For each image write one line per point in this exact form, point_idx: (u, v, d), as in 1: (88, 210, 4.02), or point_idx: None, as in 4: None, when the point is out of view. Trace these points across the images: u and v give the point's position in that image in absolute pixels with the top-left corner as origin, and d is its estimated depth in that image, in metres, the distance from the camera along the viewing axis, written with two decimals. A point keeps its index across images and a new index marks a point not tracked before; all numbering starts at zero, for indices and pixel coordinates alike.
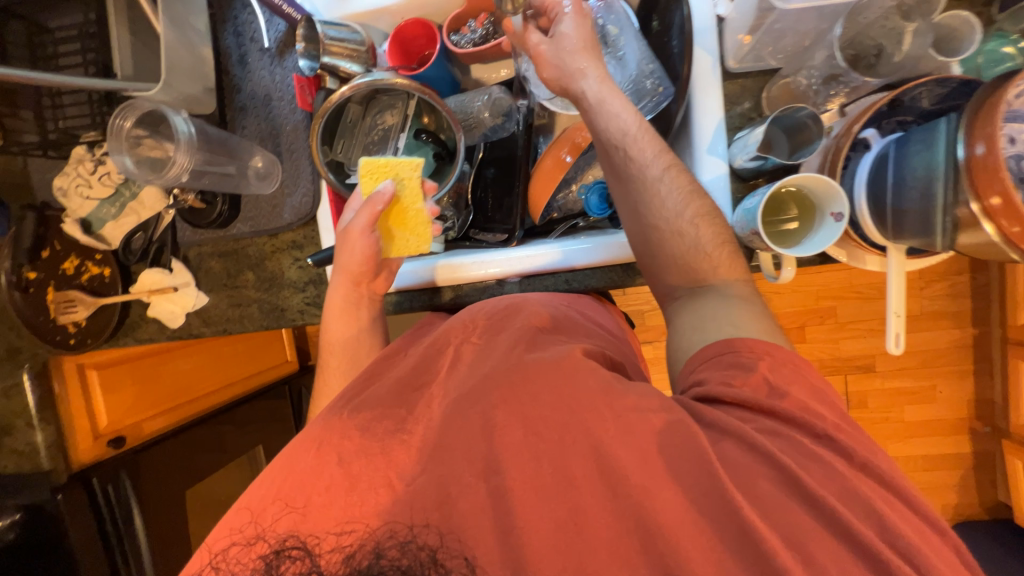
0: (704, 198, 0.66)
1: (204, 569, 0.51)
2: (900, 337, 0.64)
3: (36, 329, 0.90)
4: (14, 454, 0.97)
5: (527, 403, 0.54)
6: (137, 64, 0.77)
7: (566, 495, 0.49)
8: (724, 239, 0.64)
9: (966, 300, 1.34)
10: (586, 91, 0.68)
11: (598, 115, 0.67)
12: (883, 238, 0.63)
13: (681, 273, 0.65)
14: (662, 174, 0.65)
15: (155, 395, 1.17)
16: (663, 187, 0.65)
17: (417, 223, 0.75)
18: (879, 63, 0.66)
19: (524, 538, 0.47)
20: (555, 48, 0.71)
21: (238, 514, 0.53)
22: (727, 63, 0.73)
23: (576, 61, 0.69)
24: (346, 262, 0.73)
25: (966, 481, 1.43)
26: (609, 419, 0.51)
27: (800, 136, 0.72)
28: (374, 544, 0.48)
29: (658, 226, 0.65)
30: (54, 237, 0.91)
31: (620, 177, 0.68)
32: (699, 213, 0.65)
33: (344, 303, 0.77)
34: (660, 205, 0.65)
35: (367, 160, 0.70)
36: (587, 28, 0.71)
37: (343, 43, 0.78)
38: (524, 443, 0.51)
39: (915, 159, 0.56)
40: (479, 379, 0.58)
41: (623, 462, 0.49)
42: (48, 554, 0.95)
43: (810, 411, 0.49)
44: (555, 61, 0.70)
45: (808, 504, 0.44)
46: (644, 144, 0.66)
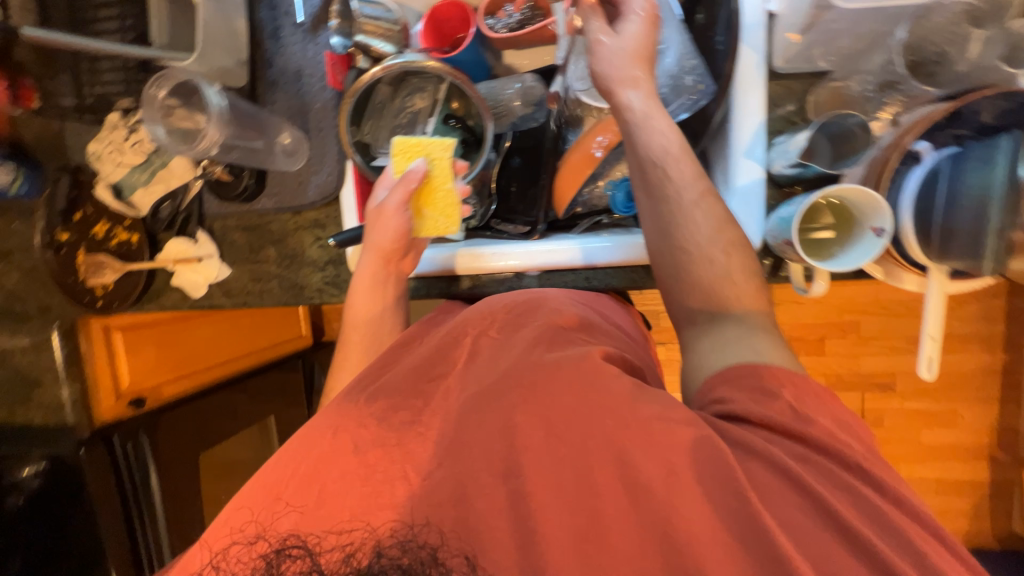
0: (739, 228, 0.62)
1: (204, 568, 0.53)
2: (933, 363, 0.62)
3: (69, 290, 0.93)
4: (42, 408, 1.01)
5: (548, 406, 0.53)
6: (174, 32, 0.77)
7: (588, 504, 0.49)
8: (754, 275, 0.61)
9: (1000, 324, 1.28)
10: (635, 101, 0.66)
11: (643, 126, 0.65)
12: (927, 259, 0.61)
13: (704, 300, 0.60)
14: (698, 196, 0.62)
15: (175, 359, 1.20)
16: (698, 210, 0.62)
17: (445, 204, 0.75)
18: (940, 71, 0.63)
19: (544, 544, 0.49)
20: (615, 50, 0.67)
21: (238, 513, 0.55)
22: (773, 62, 0.71)
23: (633, 68, 0.66)
24: (375, 242, 0.74)
25: (980, 509, 1.38)
26: (632, 428, 0.50)
27: (847, 145, 0.69)
28: (374, 542, 0.51)
29: (688, 248, 0.61)
30: (86, 201, 0.93)
31: (653, 191, 0.64)
32: (732, 242, 0.61)
33: (373, 281, 0.77)
34: (693, 227, 0.61)
35: (400, 139, 0.72)
36: (650, 39, 0.68)
37: (377, 21, 0.78)
38: (545, 445, 0.52)
39: (973, 176, 0.54)
40: (497, 378, 0.58)
41: (646, 473, 0.48)
42: (72, 503, 1.00)
43: (834, 436, 0.47)
44: (605, 69, 0.67)
45: (830, 528, 0.44)
46: (685, 165, 0.63)
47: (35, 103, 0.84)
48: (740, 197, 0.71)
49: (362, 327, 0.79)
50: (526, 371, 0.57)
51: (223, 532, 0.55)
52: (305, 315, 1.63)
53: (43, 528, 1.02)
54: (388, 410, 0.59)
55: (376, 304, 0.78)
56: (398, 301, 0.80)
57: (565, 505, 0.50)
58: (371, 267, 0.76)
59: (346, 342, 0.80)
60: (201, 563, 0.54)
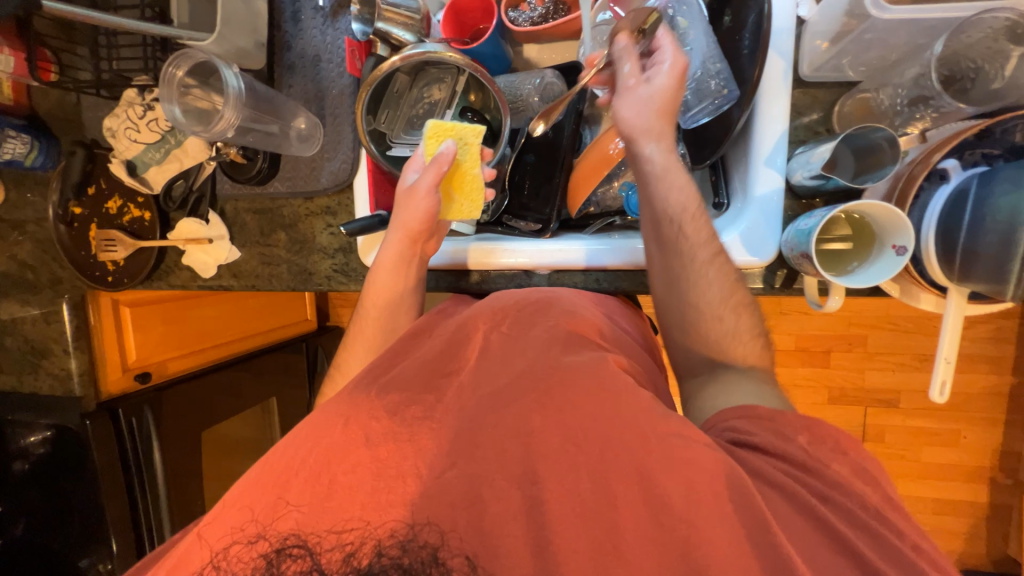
0: (745, 289, 0.67)
1: (204, 568, 0.52)
2: (945, 386, 0.61)
3: (77, 263, 0.94)
4: (49, 378, 1.02)
5: (567, 412, 0.56)
6: (194, 11, 0.76)
7: (605, 518, 0.52)
8: (757, 331, 0.67)
9: (1011, 346, 1.26)
10: (655, 157, 0.66)
11: (660, 184, 0.66)
12: (947, 280, 0.60)
13: (711, 354, 0.67)
14: (710, 259, 0.66)
15: (181, 336, 1.21)
16: (710, 274, 0.66)
17: (471, 189, 0.76)
18: (973, 88, 0.62)
19: (561, 556, 0.51)
20: (645, 100, 0.65)
21: (239, 514, 0.55)
22: (800, 70, 0.68)
23: (660, 121, 0.66)
24: (404, 222, 0.74)
25: (976, 532, 1.37)
26: (655, 445, 0.52)
27: (871, 158, 0.66)
28: (375, 542, 0.52)
29: (698, 307, 0.67)
30: (100, 175, 0.94)
31: (667, 248, 0.67)
32: (741, 303, 0.66)
33: (397, 258, 0.76)
34: (704, 288, 0.66)
35: (433, 123, 0.72)
36: (681, 87, 0.66)
37: (398, 9, 0.76)
38: (563, 453, 0.55)
39: (1003, 199, 0.51)
40: (513, 377, 0.61)
41: (668, 489, 0.51)
42: (77, 472, 1.01)
43: (828, 474, 0.50)
44: (625, 119, 0.66)
45: (834, 549, 0.47)
46: (700, 226, 0.66)
47: (53, 77, 0.80)
48: (758, 206, 0.70)
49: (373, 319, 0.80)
50: (542, 375, 0.60)
51: (221, 532, 0.54)
52: (311, 300, 1.63)
53: (46, 494, 1.04)
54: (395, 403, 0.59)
55: (395, 283, 0.77)
56: (419, 283, 0.80)
57: (572, 496, 0.53)
58: (398, 247, 0.75)
59: (362, 320, 0.80)
60: (200, 562, 0.53)
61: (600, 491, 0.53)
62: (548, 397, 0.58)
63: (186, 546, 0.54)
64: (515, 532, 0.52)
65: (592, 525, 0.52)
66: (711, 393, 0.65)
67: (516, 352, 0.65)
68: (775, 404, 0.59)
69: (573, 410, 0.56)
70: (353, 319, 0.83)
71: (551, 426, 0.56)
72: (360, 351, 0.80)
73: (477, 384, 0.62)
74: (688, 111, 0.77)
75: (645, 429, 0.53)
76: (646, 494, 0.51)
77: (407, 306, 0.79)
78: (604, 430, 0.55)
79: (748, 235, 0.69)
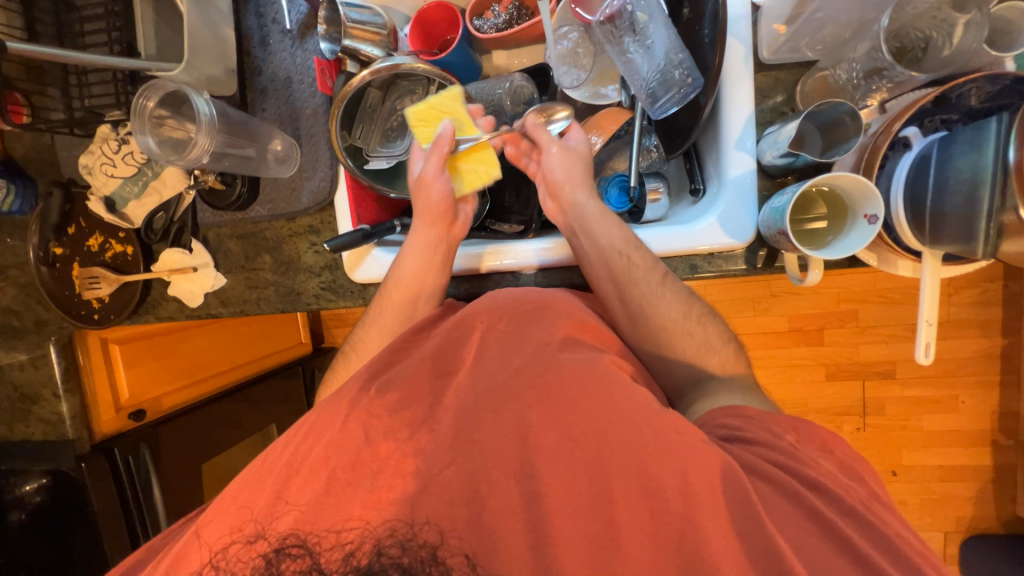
0: (701, 302, 0.72)
1: (203, 568, 0.52)
2: (930, 347, 0.62)
3: (62, 303, 0.93)
4: (41, 423, 0.99)
5: (560, 406, 0.56)
6: (160, 45, 0.77)
7: (602, 509, 0.52)
8: (726, 338, 0.71)
9: (996, 309, 1.29)
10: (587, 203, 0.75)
11: (600, 224, 0.73)
12: (920, 245, 0.61)
13: (690, 357, 0.70)
14: (661, 282, 0.70)
15: (174, 368, 1.20)
16: (666, 293, 0.70)
17: (479, 156, 0.77)
18: (925, 57, 0.63)
19: (555, 542, 0.51)
20: (562, 156, 0.76)
21: (239, 514, 0.55)
22: (760, 54, 0.71)
23: (580, 170, 0.76)
24: (425, 212, 0.77)
25: (983, 495, 1.38)
26: (651, 441, 0.53)
27: (836, 132, 0.68)
28: (374, 542, 0.52)
29: (667, 326, 0.70)
30: (80, 214, 0.93)
31: (619, 282, 0.71)
32: (701, 314, 0.72)
33: (424, 245, 0.78)
34: (664, 310, 0.70)
35: (413, 110, 0.73)
36: (586, 146, 0.79)
37: (364, 26, 0.77)
38: (558, 445, 0.54)
39: (959, 162, 0.53)
40: (505, 381, 0.60)
41: (661, 477, 0.51)
42: (74, 516, 0.99)
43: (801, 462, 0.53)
44: (562, 170, 0.76)
45: (821, 523, 0.48)
46: (643, 253, 0.71)
47: (25, 118, 0.80)
48: (733, 189, 0.71)
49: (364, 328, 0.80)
50: (537, 373, 0.60)
51: (221, 531, 0.54)
52: (304, 323, 1.62)
53: (45, 542, 1.02)
54: (389, 412, 0.59)
55: (422, 268, 0.77)
56: (445, 268, 0.79)
57: (569, 486, 0.53)
58: (425, 235, 0.78)
59: (382, 308, 0.77)
60: (199, 563, 0.53)
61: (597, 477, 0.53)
62: (539, 391, 0.59)
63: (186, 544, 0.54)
64: (515, 526, 0.52)
65: (589, 513, 0.52)
66: (702, 393, 0.67)
67: (509, 348, 0.65)
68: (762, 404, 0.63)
69: (565, 402, 0.57)
70: (370, 309, 0.80)
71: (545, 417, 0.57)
72: (379, 337, 0.78)
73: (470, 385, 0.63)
74: (656, 103, 0.77)
75: (635, 414, 0.55)
76: (642, 478, 0.52)
77: (429, 293, 0.78)
78: (597, 418, 0.55)
79: (725, 218, 0.71)
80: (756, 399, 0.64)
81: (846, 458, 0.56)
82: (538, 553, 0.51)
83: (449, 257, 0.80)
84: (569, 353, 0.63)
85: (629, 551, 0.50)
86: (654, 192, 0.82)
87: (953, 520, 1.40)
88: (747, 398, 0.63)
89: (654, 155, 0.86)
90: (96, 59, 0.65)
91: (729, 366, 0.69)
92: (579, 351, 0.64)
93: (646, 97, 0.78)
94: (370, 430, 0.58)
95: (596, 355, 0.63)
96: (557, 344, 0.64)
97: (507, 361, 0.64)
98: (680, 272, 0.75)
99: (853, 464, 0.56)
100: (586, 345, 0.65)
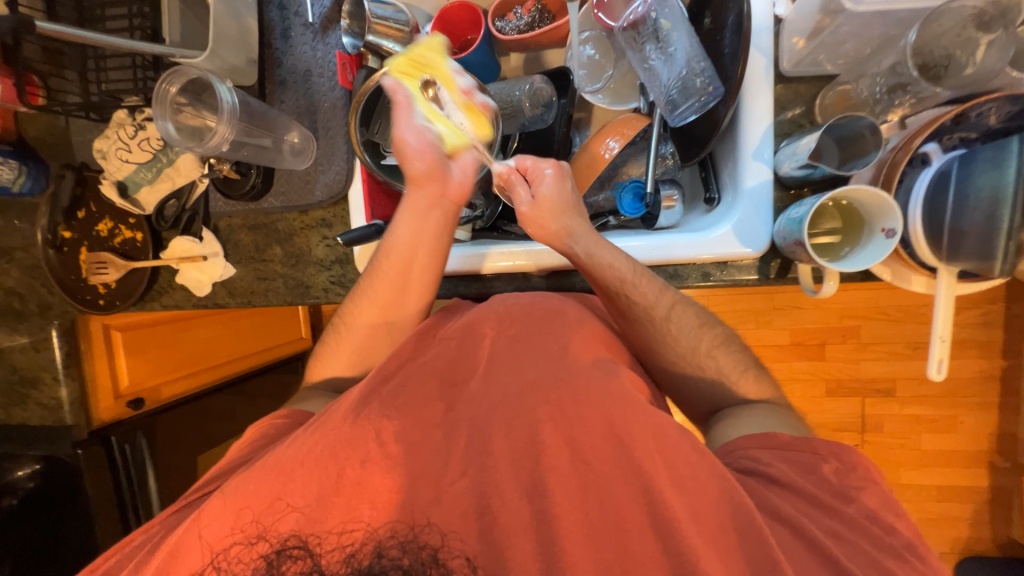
0: (715, 328, 0.70)
1: (205, 568, 0.51)
2: (943, 363, 0.62)
3: (68, 288, 0.92)
4: (38, 408, 0.97)
5: (575, 423, 0.57)
6: (184, 32, 0.78)
7: (613, 535, 0.52)
8: (744, 366, 0.69)
9: (997, 330, 1.29)
10: (575, 251, 0.71)
11: (594, 267, 0.70)
12: (937, 260, 0.61)
13: (688, 371, 0.70)
14: (669, 310, 0.69)
15: (174, 360, 1.19)
16: (673, 326, 0.69)
17: (466, 109, 0.73)
18: (947, 74, 0.63)
19: (567, 562, 0.51)
20: (535, 212, 0.73)
21: (236, 514, 0.53)
22: (781, 65, 0.71)
23: (558, 225, 0.71)
24: (415, 177, 0.73)
25: (980, 517, 1.38)
26: (662, 463, 0.54)
27: (855, 146, 0.68)
28: (375, 543, 0.51)
29: (677, 360, 0.70)
30: (90, 198, 0.93)
31: (628, 319, 0.71)
32: (713, 344, 0.69)
33: (399, 268, 0.74)
34: (674, 342, 0.69)
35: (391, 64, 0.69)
36: (566, 191, 0.73)
37: (387, 22, 0.77)
38: (572, 467, 0.55)
39: (983, 178, 0.54)
40: (519, 392, 0.61)
41: (674, 507, 0.51)
42: (70, 504, 0.99)
43: (801, 486, 0.55)
44: (537, 224, 0.73)
45: (814, 542, 0.50)
46: (644, 288, 0.68)
47: (41, 100, 0.80)
48: (749, 198, 0.72)
49: (360, 318, 0.76)
50: (553, 388, 0.60)
51: (220, 527, 0.52)
52: (305, 317, 1.60)
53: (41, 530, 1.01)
54: (397, 412, 0.59)
55: (417, 234, 0.74)
56: (438, 236, 0.75)
57: (573, 491, 0.54)
58: (417, 202, 0.74)
59: (376, 275, 0.75)
60: (201, 561, 0.51)
61: (602, 480, 0.54)
62: (548, 400, 0.59)
63: (186, 540, 0.52)
64: (517, 534, 0.52)
65: (594, 513, 0.53)
66: (724, 418, 0.67)
67: (524, 360, 0.65)
68: (787, 431, 0.61)
69: (571, 408, 0.58)
70: (361, 281, 0.77)
71: (550, 420, 0.58)
72: (369, 309, 0.76)
73: (479, 388, 0.63)
74: (676, 110, 0.78)
75: (639, 421, 0.56)
76: (644, 486, 0.53)
77: (423, 263, 0.75)
78: (604, 417, 0.57)
79: (741, 226, 0.71)
80: (782, 424, 0.62)
81: (855, 462, 0.56)
82: (542, 558, 0.52)
83: (444, 222, 0.75)
84: (578, 362, 0.63)
85: (627, 561, 0.51)
86: (669, 199, 0.81)
87: (949, 541, 1.40)
88: (770, 425, 0.62)
89: (669, 162, 0.84)
90: (117, 41, 0.65)
91: (745, 392, 0.68)
92: (587, 358, 0.64)
93: (665, 103, 0.78)
94: (378, 429, 0.57)
95: (604, 363, 0.63)
96: (565, 350, 0.64)
97: (516, 366, 0.64)
98: (693, 279, 0.75)
99: (865, 473, 0.56)
100: (595, 353, 0.65)
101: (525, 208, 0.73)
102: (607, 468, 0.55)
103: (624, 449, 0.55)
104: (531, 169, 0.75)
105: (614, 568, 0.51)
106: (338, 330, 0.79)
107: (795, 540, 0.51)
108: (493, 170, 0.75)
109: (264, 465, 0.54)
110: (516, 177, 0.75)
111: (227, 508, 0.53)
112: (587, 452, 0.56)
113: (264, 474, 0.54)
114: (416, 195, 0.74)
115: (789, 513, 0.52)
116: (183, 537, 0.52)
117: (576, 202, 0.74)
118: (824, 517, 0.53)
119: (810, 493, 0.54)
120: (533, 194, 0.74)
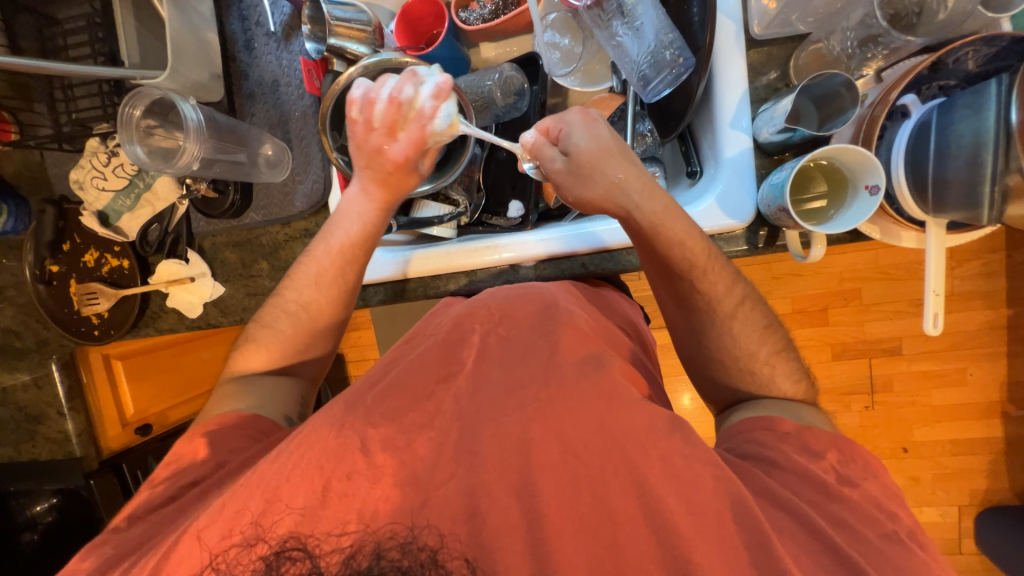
0: (778, 331, 0.67)
1: (203, 571, 0.49)
2: (939, 317, 0.61)
3: (62, 322, 0.92)
4: (48, 442, 0.97)
5: (562, 418, 0.56)
6: (143, 51, 0.77)
7: (605, 530, 0.51)
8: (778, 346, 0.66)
9: (1001, 279, 1.27)
10: (632, 218, 0.65)
11: (659, 241, 0.64)
12: (923, 214, 0.61)
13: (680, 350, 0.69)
14: (736, 307, 0.66)
15: (177, 383, 1.22)
16: (737, 323, 0.66)
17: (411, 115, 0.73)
18: (920, 22, 0.63)
19: (558, 561, 0.50)
20: (570, 171, 0.66)
21: (223, 534, 0.51)
22: (751, 30, 0.70)
23: (604, 185, 0.64)
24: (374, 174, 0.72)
25: (996, 467, 1.37)
26: (654, 455, 0.53)
27: (832, 104, 0.67)
28: (373, 544, 0.49)
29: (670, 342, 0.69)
30: (74, 230, 0.92)
31: (686, 303, 0.67)
32: (773, 351, 0.65)
33: (335, 267, 0.73)
34: (732, 343, 0.66)
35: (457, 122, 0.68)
36: (602, 138, 0.65)
37: (348, 23, 0.78)
38: (561, 462, 0.54)
39: (963, 124, 0.52)
40: (510, 388, 0.60)
41: (663, 492, 0.51)
42: (82, 535, 1.00)
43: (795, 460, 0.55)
44: (578, 185, 0.66)
45: (807, 517, 0.50)
46: (715, 277, 0.65)
47: (13, 135, 0.82)
48: (730, 167, 0.71)
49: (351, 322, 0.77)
50: (541, 387, 0.59)
51: (206, 554, 0.50)
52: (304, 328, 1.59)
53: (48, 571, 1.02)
54: (383, 418, 0.58)
55: (371, 209, 0.74)
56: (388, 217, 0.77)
57: (561, 488, 0.53)
58: (370, 183, 0.73)
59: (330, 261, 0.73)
60: (198, 565, 0.50)
61: (601, 470, 0.53)
62: (534, 397, 0.58)
63: (183, 546, 0.50)
64: (506, 535, 0.51)
65: (582, 506, 0.52)
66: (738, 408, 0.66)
67: (512, 356, 0.65)
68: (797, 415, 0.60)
69: (557, 402, 0.57)
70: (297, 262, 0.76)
71: (538, 417, 0.56)
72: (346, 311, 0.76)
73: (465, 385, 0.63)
74: (649, 85, 0.77)
75: (627, 412, 0.56)
76: (633, 477, 0.53)
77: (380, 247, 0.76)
78: (597, 408, 0.56)
79: (725, 198, 0.70)
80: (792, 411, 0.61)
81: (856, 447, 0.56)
82: (533, 556, 0.50)
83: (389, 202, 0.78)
84: (566, 356, 0.63)
85: (618, 553, 0.50)
86: None
87: (968, 493, 1.39)
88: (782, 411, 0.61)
89: (649, 139, 0.83)
90: (84, 71, 0.62)
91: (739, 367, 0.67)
92: (575, 357, 0.63)
93: (638, 80, 0.77)
94: (365, 436, 0.55)
95: (593, 358, 0.63)
96: (554, 346, 0.65)
97: (504, 364, 0.64)
98: None
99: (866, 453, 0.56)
100: (581, 346, 0.65)
101: (558, 165, 0.67)
102: (604, 458, 0.54)
103: (613, 441, 0.55)
104: (555, 125, 0.67)
105: (620, 556, 0.50)
106: (305, 327, 0.73)
107: (790, 516, 0.50)
108: (520, 143, 0.70)
109: (247, 479, 0.53)
110: (543, 141, 0.68)
111: (213, 526, 0.51)
112: (576, 445, 0.55)
113: (254, 482, 0.52)
114: (368, 175, 0.73)
115: (782, 492, 0.52)
116: (170, 555, 0.50)
117: (620, 149, 0.66)
118: (825, 496, 0.52)
119: (813, 469, 0.54)
120: (564, 150, 0.66)
